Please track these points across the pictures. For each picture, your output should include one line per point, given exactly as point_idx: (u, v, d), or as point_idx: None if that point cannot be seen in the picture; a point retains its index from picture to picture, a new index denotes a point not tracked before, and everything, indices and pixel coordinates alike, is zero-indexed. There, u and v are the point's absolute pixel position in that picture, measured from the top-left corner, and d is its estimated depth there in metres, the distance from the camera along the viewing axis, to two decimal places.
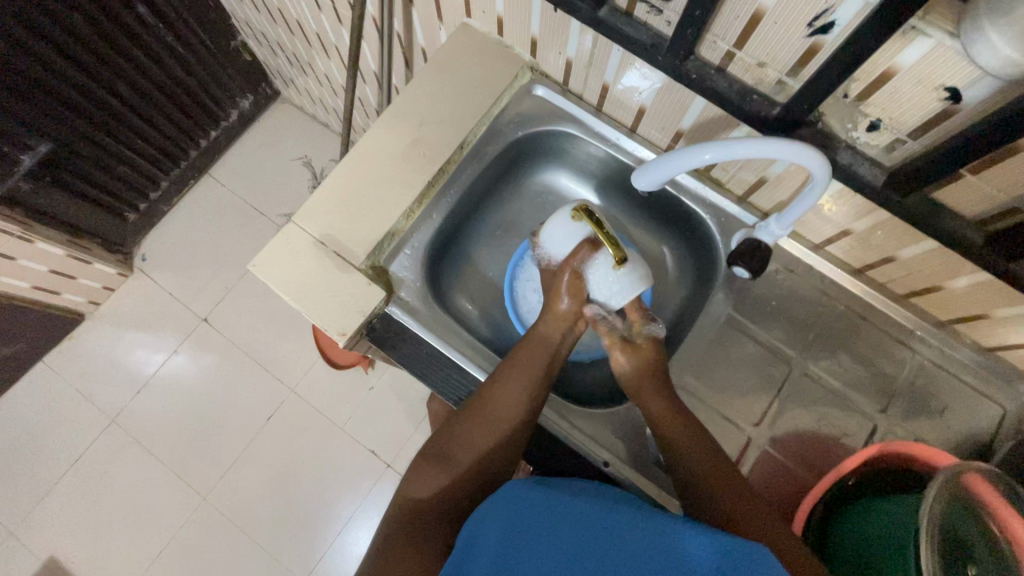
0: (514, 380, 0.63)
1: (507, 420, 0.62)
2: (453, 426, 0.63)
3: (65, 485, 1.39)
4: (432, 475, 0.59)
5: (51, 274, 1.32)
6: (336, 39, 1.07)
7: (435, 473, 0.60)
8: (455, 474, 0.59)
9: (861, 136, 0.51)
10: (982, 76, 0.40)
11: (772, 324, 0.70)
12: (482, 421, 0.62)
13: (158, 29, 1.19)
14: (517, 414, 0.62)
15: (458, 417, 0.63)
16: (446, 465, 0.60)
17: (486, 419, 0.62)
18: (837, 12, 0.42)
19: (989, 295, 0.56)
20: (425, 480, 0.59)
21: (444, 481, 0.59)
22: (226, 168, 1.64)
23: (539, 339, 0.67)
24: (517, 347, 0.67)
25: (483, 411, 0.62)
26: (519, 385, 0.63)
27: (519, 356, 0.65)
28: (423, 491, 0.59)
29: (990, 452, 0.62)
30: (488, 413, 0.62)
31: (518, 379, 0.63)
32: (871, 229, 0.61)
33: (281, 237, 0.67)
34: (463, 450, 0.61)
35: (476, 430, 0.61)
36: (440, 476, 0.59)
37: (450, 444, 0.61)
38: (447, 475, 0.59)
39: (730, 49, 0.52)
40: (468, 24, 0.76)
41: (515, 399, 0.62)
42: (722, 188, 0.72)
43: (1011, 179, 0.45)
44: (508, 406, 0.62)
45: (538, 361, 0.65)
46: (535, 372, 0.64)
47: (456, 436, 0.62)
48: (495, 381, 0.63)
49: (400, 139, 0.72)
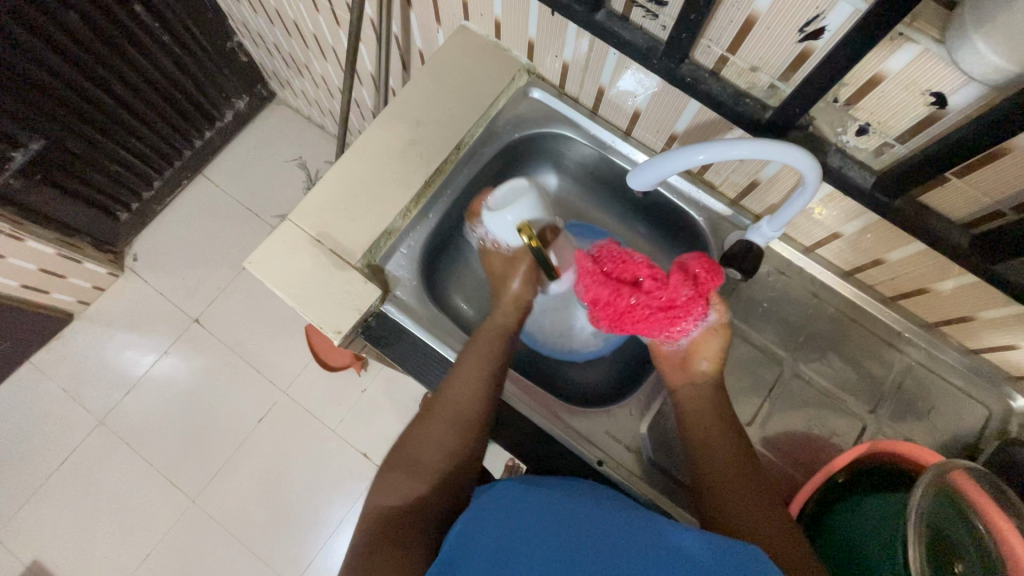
0: (469, 369, 0.63)
1: (469, 415, 0.61)
2: (417, 431, 0.62)
3: (52, 486, 1.37)
4: (406, 484, 0.58)
5: (40, 273, 1.30)
6: (333, 40, 1.08)
7: (408, 481, 0.58)
8: (429, 478, 0.58)
9: (850, 140, 0.52)
10: (967, 81, 0.41)
11: (764, 325, 0.71)
12: (445, 419, 0.61)
13: (154, 28, 1.19)
14: (478, 405, 0.62)
15: (419, 419, 0.63)
16: (419, 470, 0.58)
17: (447, 415, 0.61)
18: (828, 18, 0.43)
19: (975, 298, 0.58)
20: (397, 487, 0.58)
21: (420, 489, 0.57)
22: (221, 169, 1.63)
23: (493, 326, 0.68)
24: (470, 339, 0.67)
25: (443, 409, 0.62)
26: (475, 372, 0.63)
27: (475, 345, 0.65)
28: (401, 499, 0.57)
29: (975, 452, 0.63)
30: (450, 409, 0.62)
31: (473, 368, 0.63)
32: (860, 233, 0.62)
33: (276, 235, 0.68)
34: (430, 451, 0.60)
35: (439, 427, 0.61)
36: (415, 482, 0.58)
37: (417, 447, 0.60)
38: (423, 479, 0.58)
39: (724, 54, 0.53)
40: (466, 27, 0.77)
41: (470, 387, 0.62)
42: (714, 191, 0.73)
43: (995, 183, 0.46)
44: (467, 396, 0.62)
45: (490, 346, 0.65)
46: (492, 359, 0.64)
47: (420, 438, 0.61)
48: (451, 375, 0.63)
49: (397, 139, 0.73)
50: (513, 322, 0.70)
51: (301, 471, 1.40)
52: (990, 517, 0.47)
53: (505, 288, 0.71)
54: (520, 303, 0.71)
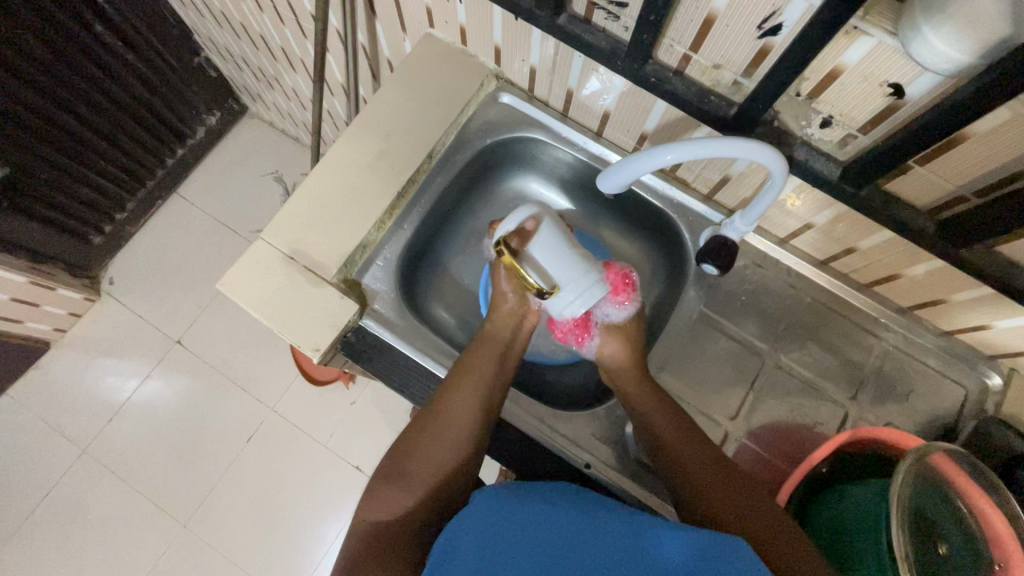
0: (470, 384, 0.62)
1: (464, 431, 0.60)
2: (408, 445, 0.60)
3: (37, 520, 1.34)
4: (390, 497, 0.56)
5: (13, 302, 1.27)
6: (301, 52, 1.07)
7: (392, 494, 0.56)
8: (419, 491, 0.56)
9: (815, 133, 0.53)
10: (922, 71, 0.41)
11: (744, 318, 0.71)
12: (439, 435, 0.60)
13: (117, 46, 1.17)
14: (476, 421, 0.61)
15: (412, 431, 0.61)
16: (409, 484, 0.56)
17: (443, 431, 0.60)
18: (784, 15, 0.43)
19: (946, 281, 0.59)
20: (384, 501, 0.55)
21: (405, 502, 0.55)
22: (195, 186, 1.61)
23: (490, 337, 0.68)
24: (468, 351, 0.67)
25: (436, 423, 0.60)
26: (477, 385, 0.63)
27: (474, 357, 0.65)
28: (384, 513, 0.55)
29: (955, 431, 0.64)
30: (445, 424, 0.60)
31: (473, 382, 0.62)
32: (832, 222, 0.63)
33: (248, 255, 0.66)
34: (423, 465, 0.58)
35: (434, 442, 0.59)
36: (402, 496, 0.56)
37: (408, 461, 0.58)
38: (411, 493, 0.56)
39: (686, 52, 0.53)
40: (431, 34, 0.76)
41: (469, 401, 0.61)
42: (688, 188, 0.74)
43: (956, 169, 0.47)
44: (467, 410, 0.61)
45: (490, 360, 0.65)
46: (490, 373, 0.64)
47: (410, 454, 0.59)
48: (449, 389, 0.62)
49: (368, 150, 0.72)
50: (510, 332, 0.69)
51: (294, 489, 1.38)
52: (974, 499, 0.49)
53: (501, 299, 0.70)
54: (516, 312, 0.69)
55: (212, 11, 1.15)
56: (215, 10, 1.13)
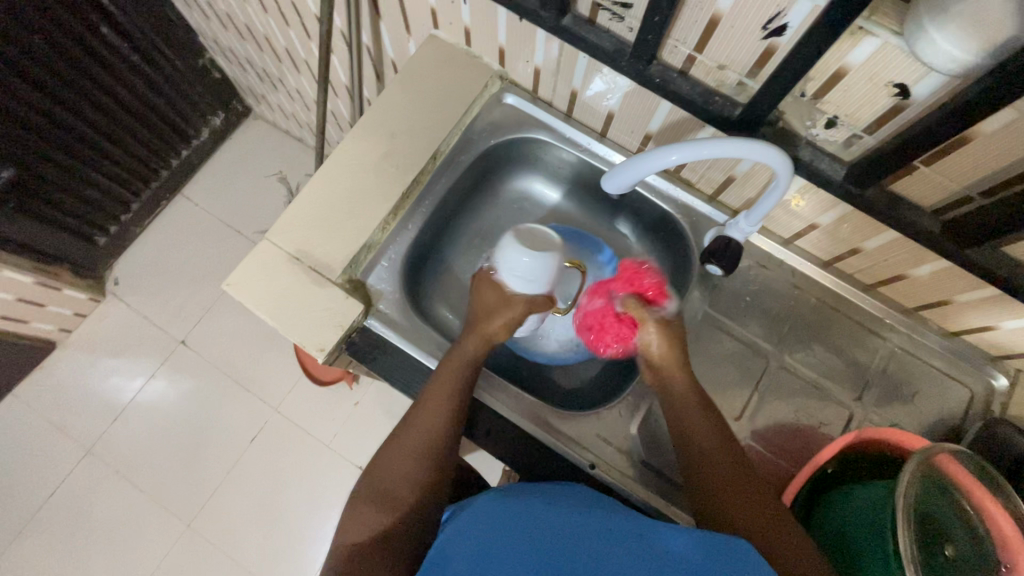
0: (440, 398, 0.60)
1: (433, 449, 0.59)
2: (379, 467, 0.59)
3: (41, 520, 1.34)
4: (366, 517, 0.56)
5: (19, 303, 1.27)
6: (306, 54, 1.07)
7: (368, 515, 0.56)
8: (394, 507, 0.56)
9: (820, 133, 0.53)
10: (927, 72, 0.41)
11: (748, 319, 0.71)
12: (406, 455, 0.58)
13: (122, 48, 1.18)
14: (441, 437, 0.59)
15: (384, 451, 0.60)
16: (385, 501, 0.56)
17: (414, 447, 0.59)
18: (789, 15, 0.43)
19: (951, 282, 0.59)
20: (365, 519, 0.56)
21: (381, 521, 0.55)
22: (200, 187, 1.61)
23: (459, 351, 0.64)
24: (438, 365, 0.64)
25: (404, 443, 0.59)
26: (444, 402, 0.60)
27: (439, 374, 0.62)
28: (360, 535, 0.55)
29: (961, 432, 0.64)
30: (413, 445, 0.59)
31: (443, 396, 0.61)
32: (837, 223, 0.63)
33: (253, 255, 0.67)
34: (398, 482, 0.57)
35: (406, 458, 0.58)
36: (380, 513, 0.56)
37: (383, 478, 0.58)
38: (389, 510, 0.56)
39: (691, 53, 0.53)
40: (436, 35, 0.76)
41: (441, 416, 0.60)
42: (692, 188, 0.74)
43: (961, 170, 0.47)
44: (437, 425, 0.59)
45: (456, 377, 0.62)
46: (455, 389, 0.61)
47: (382, 475, 0.58)
48: (420, 405, 0.61)
49: (373, 151, 0.72)
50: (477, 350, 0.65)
51: (297, 489, 1.39)
52: (980, 499, 0.49)
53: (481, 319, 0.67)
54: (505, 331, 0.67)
55: (217, 13, 1.15)
56: (220, 12, 1.14)
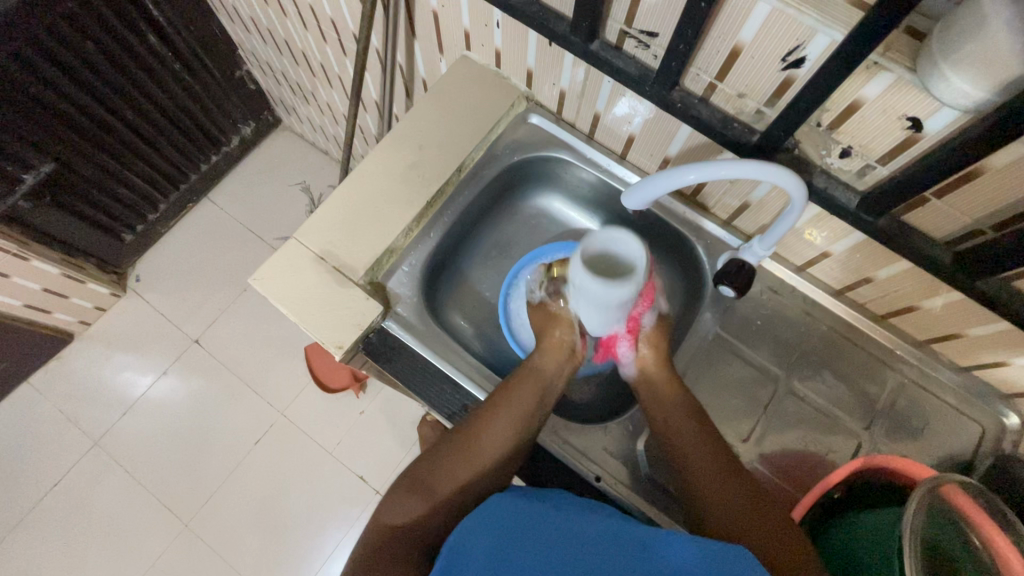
0: (507, 412, 0.62)
1: (495, 453, 0.60)
2: (436, 457, 0.60)
3: (42, 510, 1.35)
4: (408, 502, 0.57)
5: (44, 293, 1.31)
6: (339, 69, 1.12)
7: (412, 500, 0.57)
8: (432, 501, 0.57)
9: (835, 162, 0.54)
10: (940, 107, 0.43)
11: (759, 343, 0.72)
12: (466, 452, 0.59)
13: (165, 54, 1.24)
14: (506, 444, 0.60)
15: (442, 443, 0.61)
16: (425, 492, 0.57)
17: (471, 449, 0.59)
18: (808, 48, 0.46)
19: (963, 315, 0.59)
20: (403, 506, 0.56)
21: (422, 509, 0.56)
22: (225, 192, 1.67)
23: (532, 370, 0.67)
24: (513, 374, 0.66)
25: (468, 439, 0.60)
26: (515, 412, 0.62)
27: (514, 384, 0.64)
28: (399, 518, 0.56)
29: (970, 469, 0.64)
30: (474, 444, 0.60)
31: (509, 413, 0.62)
32: (850, 252, 0.64)
33: (282, 252, 0.69)
34: (445, 477, 0.58)
35: (459, 456, 0.59)
36: (417, 503, 0.56)
37: (432, 471, 0.59)
38: (425, 502, 0.56)
39: (712, 81, 0.56)
40: (467, 57, 0.80)
41: (508, 424, 0.61)
42: (707, 213, 0.76)
43: (972, 203, 0.48)
44: (496, 437, 0.60)
45: (532, 392, 0.64)
46: (528, 402, 0.63)
47: (435, 466, 0.59)
48: (485, 415, 0.62)
49: (401, 160, 0.75)
50: (554, 368, 0.69)
51: (297, 494, 1.38)
52: (989, 533, 0.48)
53: (549, 336, 0.71)
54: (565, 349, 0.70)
55: (258, 28, 1.21)
56: (261, 27, 1.20)
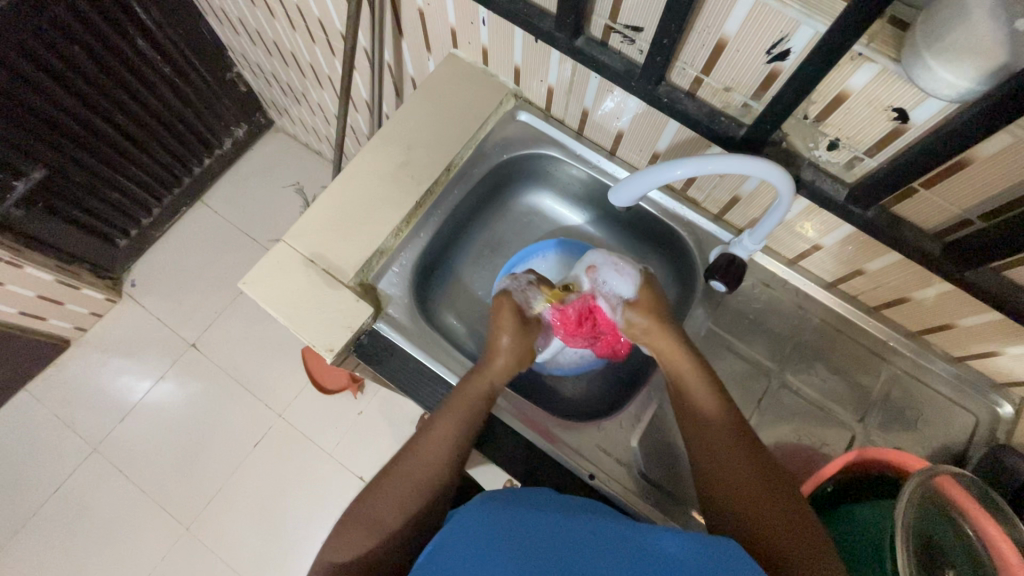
0: (446, 430, 0.60)
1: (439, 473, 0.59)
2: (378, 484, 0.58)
3: (43, 517, 1.35)
4: (354, 537, 0.54)
5: (39, 300, 1.31)
6: (329, 70, 1.11)
7: (358, 535, 0.54)
8: (381, 532, 0.54)
9: (822, 154, 0.54)
10: (924, 97, 0.43)
11: (752, 337, 0.72)
12: (406, 476, 0.58)
13: (155, 58, 1.23)
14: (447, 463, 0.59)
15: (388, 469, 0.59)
16: (370, 524, 0.55)
17: (414, 473, 0.58)
18: (792, 40, 0.46)
19: (955, 305, 0.59)
20: (348, 542, 0.54)
21: (370, 543, 0.54)
22: (219, 195, 1.66)
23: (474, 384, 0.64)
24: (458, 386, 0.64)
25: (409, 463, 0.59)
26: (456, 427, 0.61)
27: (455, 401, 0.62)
28: (346, 554, 0.53)
29: (964, 459, 0.64)
30: (414, 467, 0.58)
31: (448, 426, 0.61)
32: (841, 244, 0.64)
33: (271, 256, 0.69)
34: (388, 505, 0.56)
35: (405, 482, 0.57)
36: (365, 536, 0.54)
37: (371, 501, 0.56)
38: (375, 534, 0.54)
39: (698, 75, 0.55)
40: (455, 54, 0.80)
41: (448, 442, 0.60)
42: (698, 207, 0.75)
43: (960, 192, 0.48)
44: (438, 459, 0.59)
45: (473, 407, 0.62)
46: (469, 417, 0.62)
47: (378, 494, 0.57)
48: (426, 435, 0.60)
49: (389, 161, 0.75)
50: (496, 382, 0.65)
51: (297, 495, 1.39)
52: (982, 524, 0.48)
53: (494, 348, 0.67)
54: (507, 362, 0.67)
55: (248, 30, 1.20)
56: (250, 28, 1.19)
